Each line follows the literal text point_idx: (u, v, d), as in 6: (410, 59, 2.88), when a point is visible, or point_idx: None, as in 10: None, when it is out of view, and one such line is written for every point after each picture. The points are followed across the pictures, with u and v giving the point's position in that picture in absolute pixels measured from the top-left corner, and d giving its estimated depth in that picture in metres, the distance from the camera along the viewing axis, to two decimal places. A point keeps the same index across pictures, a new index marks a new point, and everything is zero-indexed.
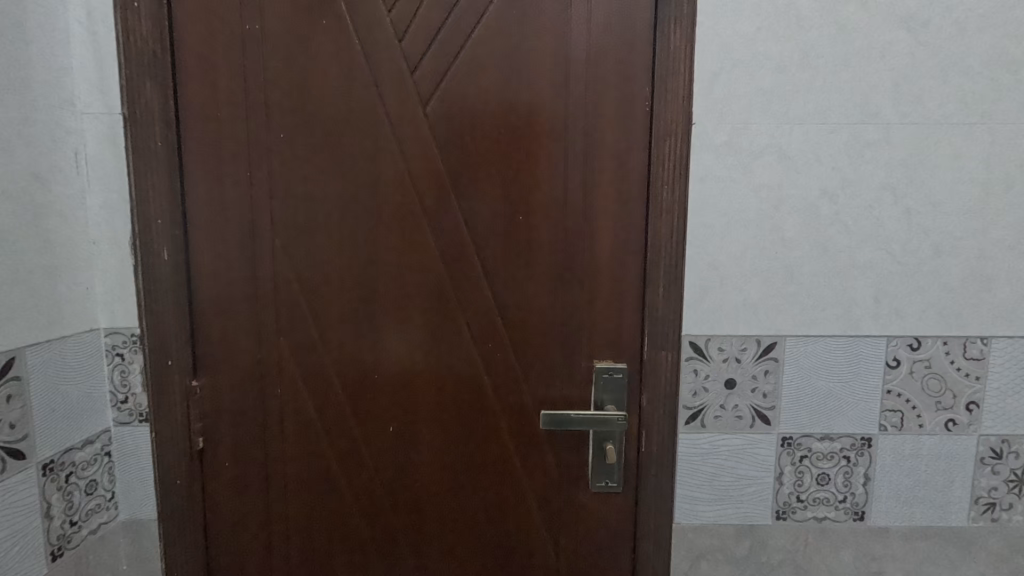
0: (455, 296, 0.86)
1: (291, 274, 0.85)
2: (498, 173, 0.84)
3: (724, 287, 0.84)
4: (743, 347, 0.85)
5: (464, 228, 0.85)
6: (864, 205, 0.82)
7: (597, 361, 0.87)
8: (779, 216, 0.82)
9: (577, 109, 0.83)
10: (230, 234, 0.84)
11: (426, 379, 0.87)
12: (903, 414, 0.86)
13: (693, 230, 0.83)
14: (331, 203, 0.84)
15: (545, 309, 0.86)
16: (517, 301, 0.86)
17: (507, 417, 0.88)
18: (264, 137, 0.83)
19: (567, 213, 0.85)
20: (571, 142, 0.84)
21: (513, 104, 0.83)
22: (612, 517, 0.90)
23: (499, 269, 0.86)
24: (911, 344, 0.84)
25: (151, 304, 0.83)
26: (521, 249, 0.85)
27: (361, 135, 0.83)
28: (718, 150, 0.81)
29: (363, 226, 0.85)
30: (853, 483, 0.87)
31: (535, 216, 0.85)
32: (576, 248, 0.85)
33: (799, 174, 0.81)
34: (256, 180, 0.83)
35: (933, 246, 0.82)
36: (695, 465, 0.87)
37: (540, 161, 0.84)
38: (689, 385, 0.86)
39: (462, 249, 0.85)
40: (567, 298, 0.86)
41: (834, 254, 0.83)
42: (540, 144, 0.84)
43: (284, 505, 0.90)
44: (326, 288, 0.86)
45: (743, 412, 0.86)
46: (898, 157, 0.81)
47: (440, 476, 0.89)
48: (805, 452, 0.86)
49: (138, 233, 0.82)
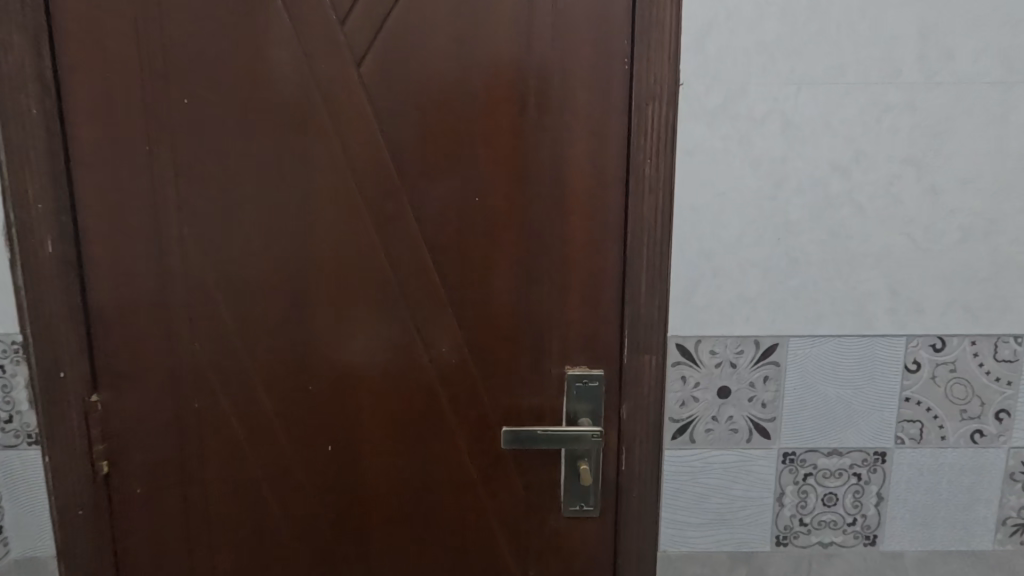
0: (402, 293, 0.73)
1: (206, 268, 0.72)
2: (450, 147, 0.71)
3: (718, 281, 0.71)
4: (740, 350, 0.72)
5: (411, 214, 0.72)
6: (883, 182, 0.69)
7: (569, 369, 0.75)
8: (783, 196, 0.70)
9: (542, 70, 0.70)
10: (130, 221, 0.71)
11: (369, 390, 0.75)
12: (923, 425, 0.74)
13: (681, 213, 0.70)
14: (249, 184, 0.71)
15: (508, 308, 0.74)
16: (474, 299, 0.73)
17: (467, 432, 0.76)
18: (165, 104, 0.69)
19: (532, 195, 0.72)
20: (537, 109, 0.70)
21: (466, 64, 0.69)
22: (589, 545, 0.79)
23: (453, 261, 0.73)
24: (934, 344, 0.72)
25: (36, 307, 0.70)
26: (479, 238, 0.72)
27: (283, 101, 0.69)
28: (711, 117, 0.68)
29: (290, 212, 0.71)
30: (864, 504, 0.76)
31: (494, 199, 0.72)
32: (543, 236, 0.72)
33: (806, 145, 0.69)
34: (158, 157, 0.70)
35: (961, 230, 0.70)
36: (683, 486, 0.76)
37: (500, 132, 0.71)
38: (676, 395, 0.74)
39: (409, 238, 0.72)
40: (534, 295, 0.73)
41: (847, 241, 0.70)
42: (499, 112, 0.70)
43: (209, 537, 0.78)
44: (248, 285, 0.72)
45: (738, 425, 0.74)
46: (924, 124, 0.68)
47: (390, 501, 0.77)
48: (809, 469, 0.75)
49: (16, 223, 0.68)
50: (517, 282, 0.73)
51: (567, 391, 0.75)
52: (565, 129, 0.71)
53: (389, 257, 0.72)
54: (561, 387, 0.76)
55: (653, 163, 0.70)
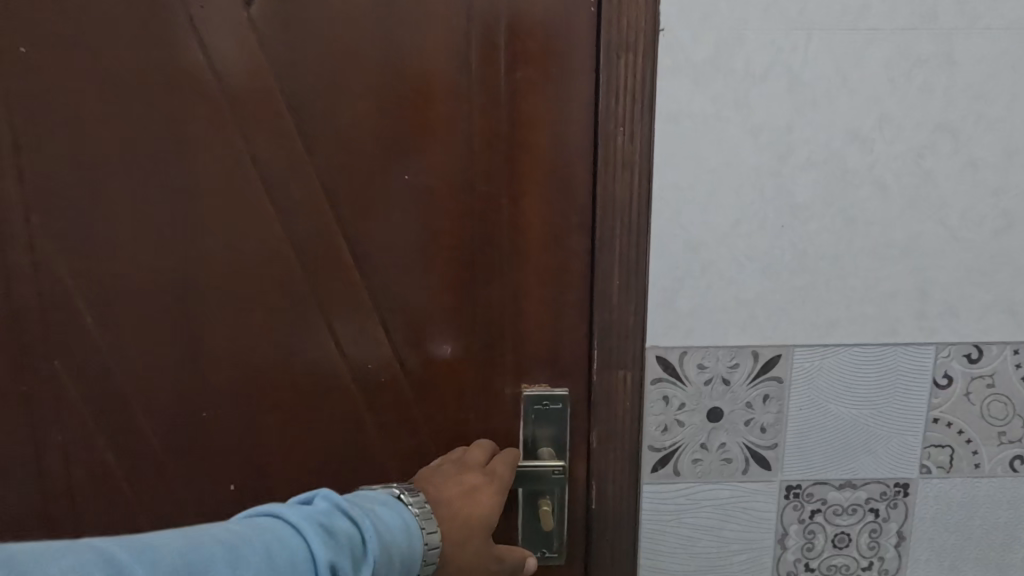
0: (316, 296, 0.59)
1: (67, 267, 0.58)
2: (370, 113, 0.56)
3: (707, 279, 0.58)
4: (734, 363, 0.59)
5: (324, 197, 0.57)
6: (911, 154, 0.56)
7: (526, 389, 0.61)
8: (789, 172, 0.56)
9: (486, 13, 0.55)
10: None
11: (280, 416, 0.61)
12: (953, 451, 0.61)
13: (661, 194, 0.56)
14: (115, 160, 0.56)
15: (450, 314, 0.60)
16: (406, 303, 0.59)
17: (402, 464, 0.62)
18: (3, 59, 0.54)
19: (476, 174, 0.57)
20: (480, 64, 0.56)
21: (389, 4, 0.54)
22: None
23: (378, 256, 0.59)
24: (969, 354, 0.59)
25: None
26: (410, 227, 0.58)
27: (155, 54, 0.55)
28: (699, 73, 0.54)
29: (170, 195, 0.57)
30: (881, 545, 0.63)
31: (429, 178, 0.57)
32: (492, 224, 0.58)
33: (818, 108, 0.55)
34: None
35: (1006, 214, 0.57)
36: (666, 527, 0.62)
37: (434, 94, 0.56)
38: (657, 419, 0.60)
39: (323, 228, 0.58)
40: (482, 297, 0.59)
41: (866, 228, 0.57)
42: (432, 68, 0.56)
43: None
44: (121, 288, 0.58)
45: (732, 454, 0.61)
46: (964, 81, 0.54)
47: None
48: (817, 505, 0.62)
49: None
50: (460, 281, 0.59)
51: (524, 416, 0.62)
52: (517, 89, 0.56)
53: (299, 252, 0.58)
54: (518, 409, 0.62)
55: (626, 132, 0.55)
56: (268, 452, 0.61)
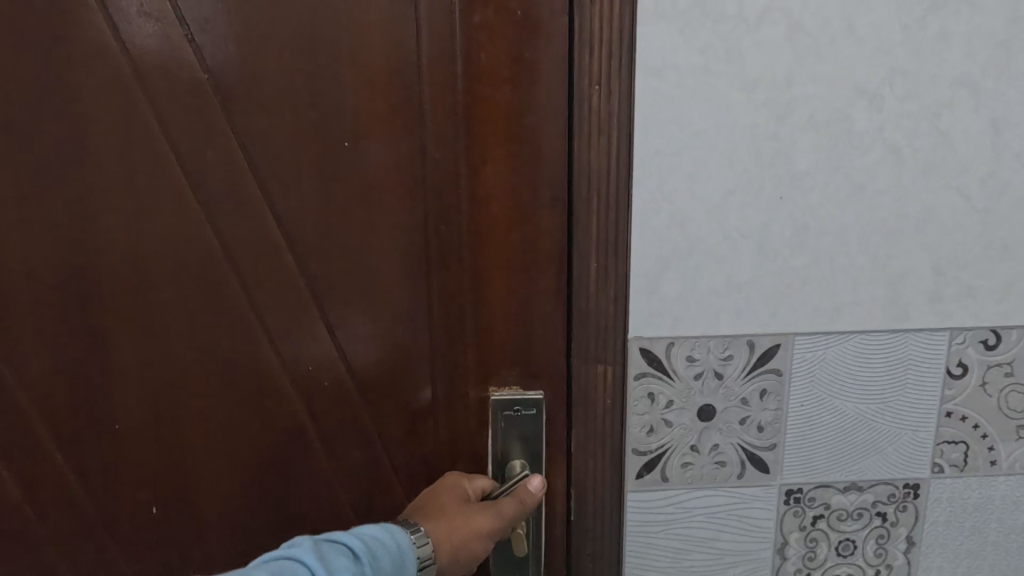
0: (247, 286, 0.52)
1: None
2: (300, 72, 0.48)
3: (696, 259, 0.50)
4: (727, 355, 0.52)
5: (249, 172, 0.50)
6: (926, 114, 0.49)
7: (495, 392, 0.54)
8: (788, 135, 0.49)
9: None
10: None
11: (213, 419, 0.54)
12: (968, 447, 0.55)
13: (642, 162, 0.48)
14: (2, 130, 0.48)
15: (400, 304, 0.53)
16: (348, 292, 0.52)
17: (353, 472, 0.57)
18: None
19: (426, 143, 0.50)
20: (428, 12, 0.48)
21: None
22: None
23: (315, 237, 0.51)
24: (986, 341, 0.53)
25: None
26: (351, 206, 0.51)
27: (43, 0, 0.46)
28: (685, 19, 0.46)
29: (71, 172, 0.49)
30: (889, 552, 0.57)
31: (371, 148, 0.50)
32: (445, 202, 0.51)
33: (821, 61, 0.48)
34: None
35: None
36: (651, 539, 0.55)
37: (372, 47, 0.48)
38: (641, 419, 0.53)
39: (250, 209, 0.51)
40: (436, 285, 0.53)
41: (874, 199, 0.50)
42: (371, 18, 0.48)
43: None
44: (22, 280, 0.50)
45: (726, 457, 0.54)
46: (985, 29, 0.48)
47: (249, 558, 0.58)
48: (820, 511, 0.56)
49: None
50: (411, 267, 0.52)
51: (494, 424, 0.55)
52: (474, 41, 0.48)
53: (224, 236, 0.51)
54: (485, 411, 0.55)
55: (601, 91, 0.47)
56: (204, 461, 0.55)
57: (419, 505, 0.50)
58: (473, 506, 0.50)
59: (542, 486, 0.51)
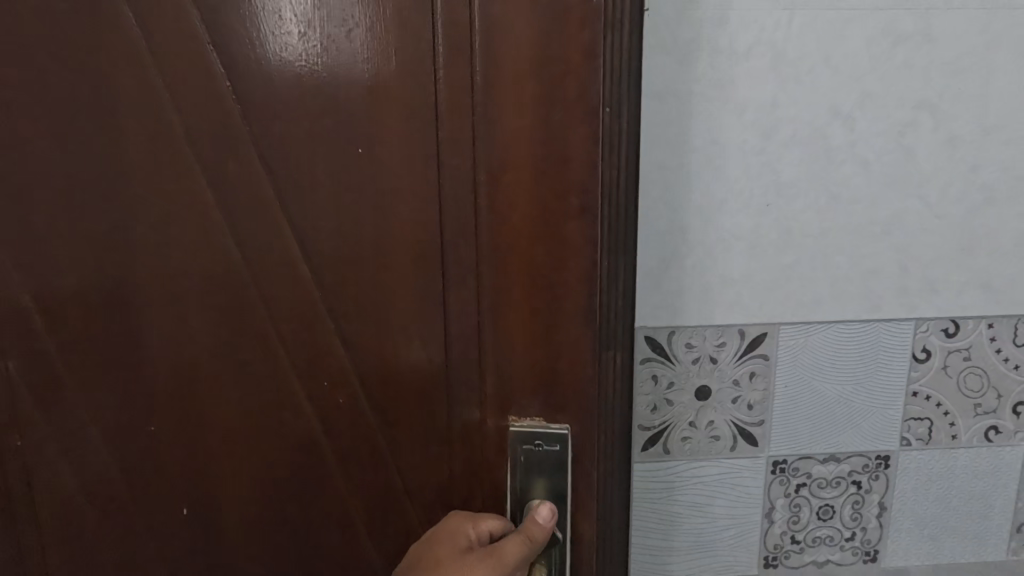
0: (273, 296, 0.54)
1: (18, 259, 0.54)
2: (320, 86, 0.49)
3: (694, 258, 0.58)
4: (721, 343, 0.60)
5: (270, 185, 0.51)
6: (892, 132, 0.56)
7: (513, 422, 0.54)
8: (773, 151, 0.56)
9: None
10: None
11: (240, 421, 0.57)
12: (932, 423, 0.63)
13: (647, 174, 0.56)
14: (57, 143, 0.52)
15: (416, 313, 0.53)
16: (366, 304, 0.53)
17: (370, 483, 0.58)
18: None
19: (443, 153, 0.50)
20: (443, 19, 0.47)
21: None
22: None
23: (336, 247, 0.52)
24: (947, 329, 0.61)
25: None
26: (368, 218, 0.51)
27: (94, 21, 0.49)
28: (683, 52, 0.54)
29: (113, 186, 0.52)
30: (864, 516, 0.65)
31: (389, 158, 0.50)
32: (461, 213, 0.51)
33: (801, 86, 0.55)
34: None
35: (982, 189, 0.58)
36: (654, 504, 0.63)
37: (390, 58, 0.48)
38: (646, 398, 0.61)
39: (273, 222, 0.52)
40: (450, 296, 0.53)
41: (848, 206, 0.58)
42: (385, 29, 0.48)
43: None
44: (72, 284, 0.54)
45: (720, 432, 0.62)
46: (942, 59, 0.55)
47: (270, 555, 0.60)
48: (803, 479, 0.63)
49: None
50: (427, 277, 0.52)
51: (514, 458, 0.54)
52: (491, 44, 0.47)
53: (251, 248, 0.53)
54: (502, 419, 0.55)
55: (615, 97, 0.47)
56: (231, 463, 0.58)
57: (423, 555, 0.53)
58: (473, 556, 0.50)
59: (551, 513, 0.53)
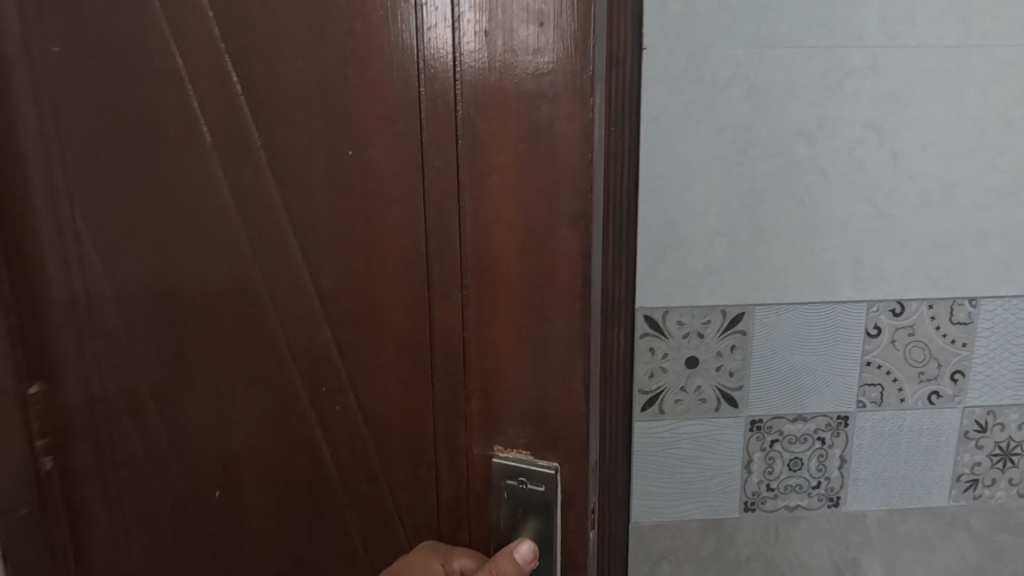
0: (247, 308, 0.50)
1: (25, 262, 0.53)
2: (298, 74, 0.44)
3: (684, 251, 0.71)
4: (707, 320, 0.72)
5: (237, 189, 0.48)
6: (846, 147, 0.69)
7: (500, 452, 0.47)
8: (749, 163, 0.69)
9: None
10: None
11: (221, 441, 0.54)
12: (884, 388, 0.76)
13: (646, 182, 0.69)
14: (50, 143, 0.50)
15: (398, 325, 0.47)
16: (342, 317, 0.48)
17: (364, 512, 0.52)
18: None
19: (420, 147, 0.43)
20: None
21: None
22: None
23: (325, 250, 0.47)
24: (893, 309, 0.73)
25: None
26: (342, 224, 0.46)
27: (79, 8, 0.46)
28: (675, 83, 0.67)
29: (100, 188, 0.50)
30: (828, 467, 0.77)
31: (358, 153, 0.45)
32: (445, 220, 0.44)
33: (771, 110, 0.68)
34: None
35: (921, 194, 0.70)
36: (652, 456, 0.76)
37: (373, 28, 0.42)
38: (645, 366, 0.73)
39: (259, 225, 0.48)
40: (434, 308, 0.46)
41: (811, 208, 0.70)
42: (353, 4, 0.42)
43: None
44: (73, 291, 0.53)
45: (706, 395, 0.74)
46: (886, 87, 0.68)
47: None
48: (776, 435, 0.76)
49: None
50: (408, 284, 0.46)
51: (497, 491, 0.48)
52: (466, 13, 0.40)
53: (220, 256, 0.49)
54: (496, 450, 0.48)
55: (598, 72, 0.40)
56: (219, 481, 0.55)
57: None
58: None
59: (531, 553, 0.46)
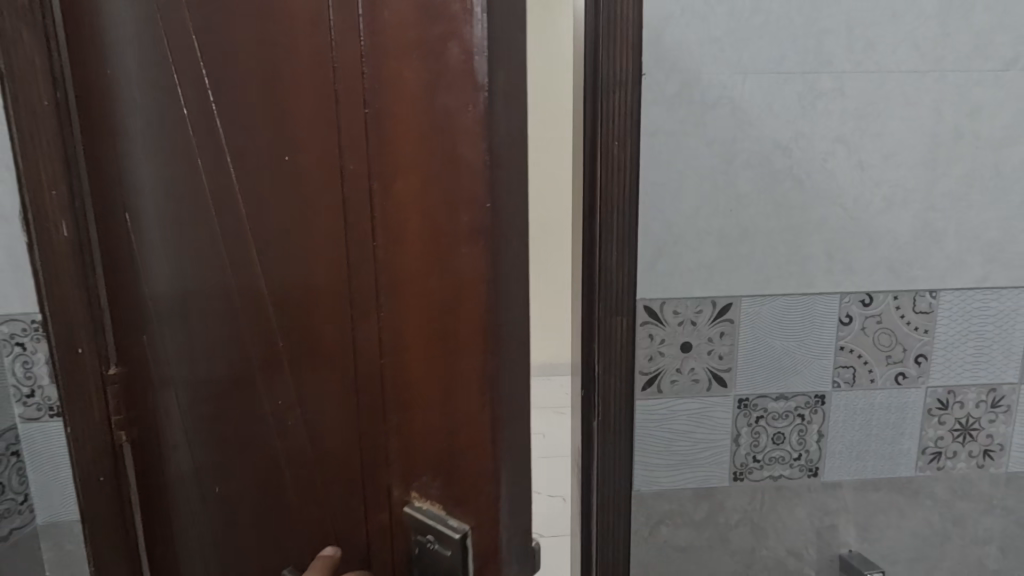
0: (243, 307, 0.60)
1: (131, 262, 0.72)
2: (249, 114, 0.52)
3: (679, 248, 0.81)
4: (699, 310, 0.82)
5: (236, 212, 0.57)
6: (818, 158, 0.79)
7: (415, 502, 0.47)
8: (734, 172, 0.79)
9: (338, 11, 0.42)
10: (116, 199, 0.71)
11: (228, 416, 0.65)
12: (856, 370, 0.86)
13: (645, 189, 0.79)
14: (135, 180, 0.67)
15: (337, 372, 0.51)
16: (293, 324, 0.55)
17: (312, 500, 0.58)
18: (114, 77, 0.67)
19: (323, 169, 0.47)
20: (313, 30, 0.44)
21: None
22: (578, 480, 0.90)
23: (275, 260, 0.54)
24: (863, 299, 0.83)
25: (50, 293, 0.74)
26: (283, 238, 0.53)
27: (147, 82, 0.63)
28: (669, 103, 0.77)
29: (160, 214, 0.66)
30: (807, 441, 0.87)
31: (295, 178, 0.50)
32: (343, 235, 0.47)
33: (752, 126, 0.78)
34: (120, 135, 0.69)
35: (884, 199, 0.81)
36: (651, 431, 0.86)
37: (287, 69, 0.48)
38: (644, 350, 0.83)
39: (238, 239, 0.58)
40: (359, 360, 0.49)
41: (789, 212, 0.81)
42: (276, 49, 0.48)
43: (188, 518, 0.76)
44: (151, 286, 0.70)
45: (699, 375, 0.84)
46: (853, 107, 0.79)
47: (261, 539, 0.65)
48: (761, 412, 0.86)
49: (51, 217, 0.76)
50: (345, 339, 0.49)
51: (409, 547, 0.48)
52: (365, 74, 0.42)
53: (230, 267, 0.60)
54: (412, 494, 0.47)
55: (500, 148, 0.38)
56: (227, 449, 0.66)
57: None
58: None
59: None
